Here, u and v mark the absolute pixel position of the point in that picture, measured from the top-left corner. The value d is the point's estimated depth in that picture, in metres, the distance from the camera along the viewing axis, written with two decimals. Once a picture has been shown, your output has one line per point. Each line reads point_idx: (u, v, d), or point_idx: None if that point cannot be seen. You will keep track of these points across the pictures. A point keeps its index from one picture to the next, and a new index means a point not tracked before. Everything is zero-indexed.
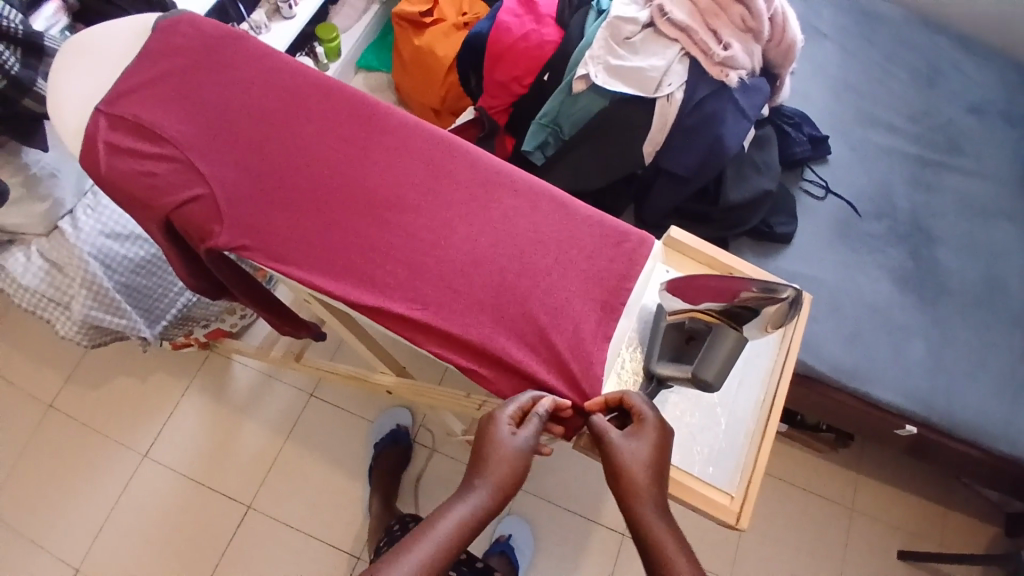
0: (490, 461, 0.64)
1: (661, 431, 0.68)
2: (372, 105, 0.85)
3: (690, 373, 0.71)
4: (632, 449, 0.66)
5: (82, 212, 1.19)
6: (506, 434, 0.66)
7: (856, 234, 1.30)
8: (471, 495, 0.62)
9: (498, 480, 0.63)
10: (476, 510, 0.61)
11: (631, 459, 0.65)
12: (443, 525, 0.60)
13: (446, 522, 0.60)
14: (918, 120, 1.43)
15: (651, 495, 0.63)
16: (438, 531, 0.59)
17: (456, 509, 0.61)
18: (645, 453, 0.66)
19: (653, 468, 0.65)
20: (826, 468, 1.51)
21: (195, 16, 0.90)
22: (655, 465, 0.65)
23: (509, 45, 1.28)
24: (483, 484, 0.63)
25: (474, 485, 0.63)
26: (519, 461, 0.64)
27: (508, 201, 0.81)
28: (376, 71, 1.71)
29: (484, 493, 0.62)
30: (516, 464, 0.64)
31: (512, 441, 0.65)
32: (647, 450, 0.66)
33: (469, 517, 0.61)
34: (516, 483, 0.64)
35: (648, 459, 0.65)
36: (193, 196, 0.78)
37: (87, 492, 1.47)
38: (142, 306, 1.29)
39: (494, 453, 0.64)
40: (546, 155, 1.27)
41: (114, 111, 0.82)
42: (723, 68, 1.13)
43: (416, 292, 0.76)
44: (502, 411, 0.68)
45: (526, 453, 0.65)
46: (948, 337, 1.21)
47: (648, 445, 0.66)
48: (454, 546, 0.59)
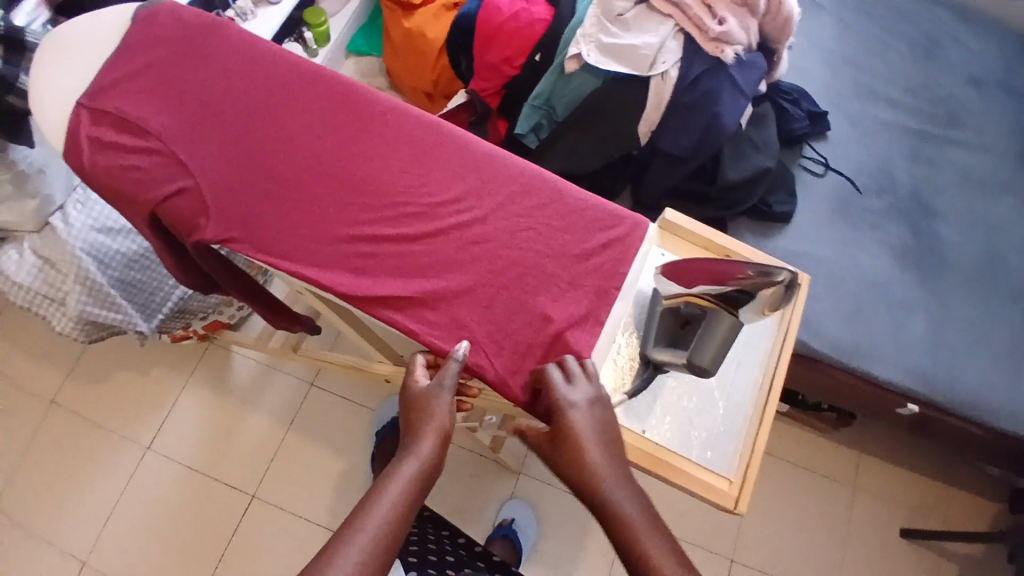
0: (419, 417, 0.67)
1: (586, 415, 0.66)
2: (358, 90, 0.83)
3: (686, 358, 0.70)
4: (559, 442, 0.66)
5: (72, 208, 1.19)
6: (421, 386, 0.70)
7: (856, 211, 1.28)
8: (417, 452, 0.65)
9: (433, 428, 0.66)
10: (423, 466, 0.64)
11: (562, 452, 0.65)
12: (396, 488, 0.63)
13: (392, 489, 0.62)
14: (917, 92, 1.40)
15: (609, 476, 0.63)
16: (389, 499, 0.62)
17: (402, 472, 0.63)
18: (571, 442, 0.65)
19: (586, 451, 0.64)
20: (828, 446, 1.51)
21: (175, 4, 0.88)
22: (592, 449, 0.65)
23: (499, 25, 1.26)
24: (422, 442, 0.65)
25: (418, 441, 0.65)
26: (444, 408, 0.67)
27: (499, 187, 0.80)
28: (367, 55, 1.69)
29: (424, 449, 0.65)
30: (442, 412, 0.67)
31: (430, 392, 0.69)
32: (567, 441, 0.65)
33: (417, 475, 0.64)
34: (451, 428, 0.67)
35: (573, 447, 0.65)
36: (178, 189, 0.76)
37: (91, 485, 1.47)
38: (138, 300, 1.27)
39: (420, 408, 0.68)
40: (540, 137, 1.25)
41: (96, 105, 0.81)
42: (718, 44, 1.11)
43: (407, 283, 0.75)
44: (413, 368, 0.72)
45: (447, 399, 0.68)
46: (949, 313, 1.20)
47: (569, 431, 0.65)
48: (408, 510, 0.62)
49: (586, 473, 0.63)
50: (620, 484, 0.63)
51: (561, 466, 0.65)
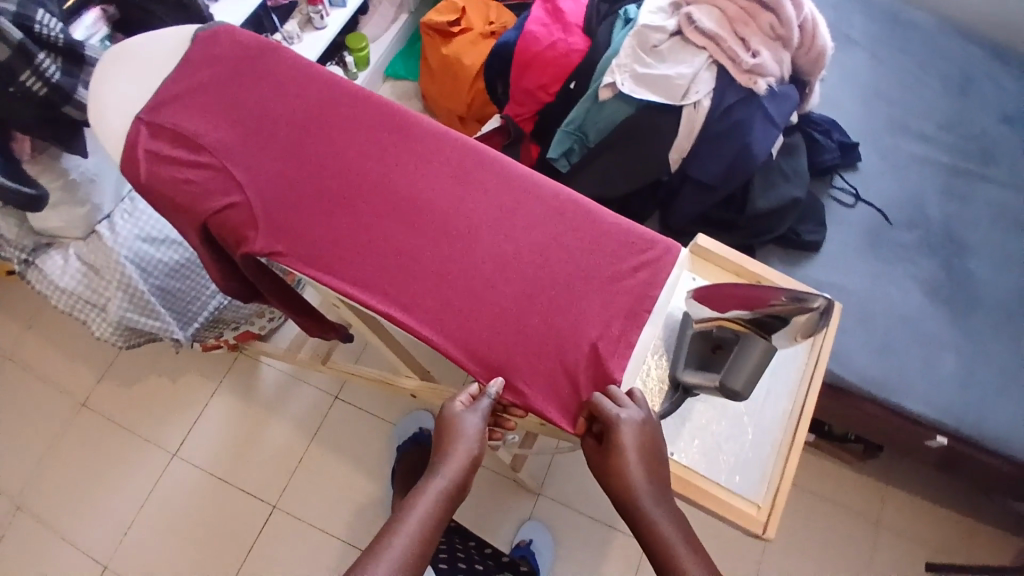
0: (450, 440, 0.72)
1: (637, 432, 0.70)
2: (402, 113, 0.86)
3: (719, 381, 0.71)
4: (608, 456, 0.70)
5: (120, 217, 1.23)
6: (458, 411, 0.74)
7: (886, 243, 1.28)
8: (445, 471, 0.69)
9: (462, 451, 0.71)
10: (449, 485, 0.69)
11: (607, 466, 0.70)
12: (422, 503, 0.67)
13: (421, 505, 0.67)
14: (951, 128, 1.40)
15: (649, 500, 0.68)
16: (416, 513, 0.66)
17: (430, 490, 0.68)
18: (617, 456, 0.69)
19: (630, 468, 0.69)
20: (853, 479, 1.49)
21: (233, 27, 0.92)
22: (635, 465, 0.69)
23: (536, 52, 1.29)
24: (450, 462, 0.70)
25: (446, 462, 0.70)
26: (476, 433, 0.72)
27: (535, 209, 0.82)
28: (403, 79, 1.74)
29: (452, 468, 0.69)
30: (473, 437, 0.72)
31: (463, 418, 0.73)
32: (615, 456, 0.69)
33: (443, 493, 0.68)
34: (479, 453, 0.71)
35: (619, 462, 0.69)
36: (229, 203, 0.80)
37: (118, 487, 1.50)
38: (176, 308, 1.31)
39: (452, 433, 0.72)
40: (571, 161, 1.27)
41: (154, 120, 0.85)
42: (751, 76, 1.13)
43: (442, 299, 0.77)
44: (455, 396, 0.76)
45: (477, 425, 0.73)
46: (980, 349, 1.19)
47: (617, 448, 0.70)
48: (433, 526, 0.66)
49: (627, 486, 0.68)
50: (656, 501, 0.68)
51: (607, 476, 0.70)
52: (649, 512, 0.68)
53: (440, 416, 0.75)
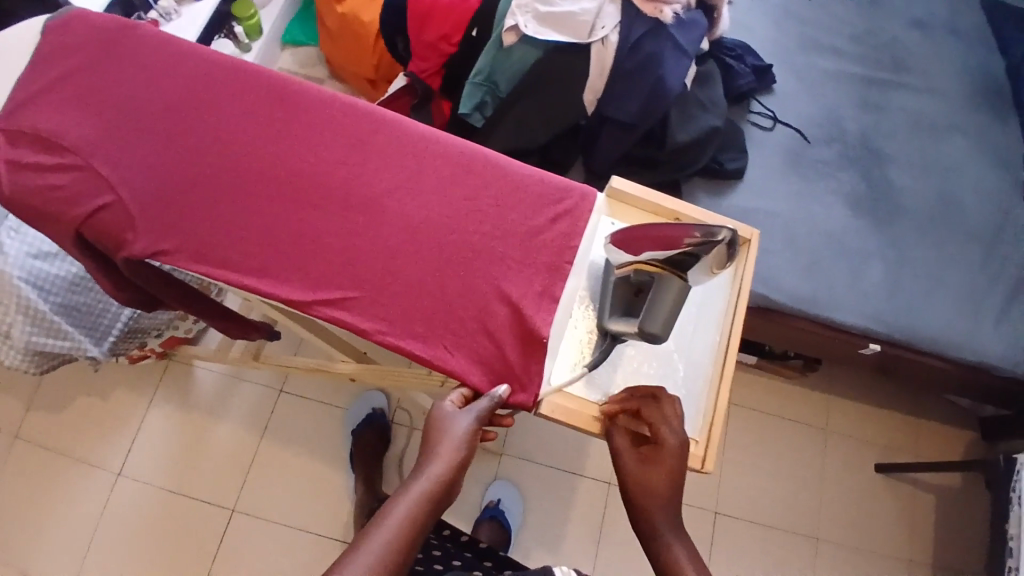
0: (436, 440, 0.67)
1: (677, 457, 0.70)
2: (284, 83, 0.79)
3: (638, 326, 0.69)
4: (644, 471, 0.71)
5: (4, 235, 1.10)
6: (447, 411, 0.70)
7: (807, 161, 1.29)
8: (428, 472, 0.65)
9: (447, 454, 0.66)
10: (431, 485, 0.64)
11: (641, 479, 0.71)
12: (401, 508, 0.63)
13: (402, 506, 0.63)
14: (862, 39, 1.41)
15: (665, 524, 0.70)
16: (396, 514, 0.62)
17: (410, 490, 0.64)
18: (655, 474, 0.70)
19: (663, 490, 0.70)
20: (800, 394, 1.53)
21: (85, 10, 0.83)
22: (672, 487, 0.70)
23: (432, 2, 1.22)
24: (433, 462, 0.66)
25: (430, 463, 0.66)
26: (463, 435, 0.67)
27: (440, 170, 0.77)
28: (304, 46, 1.64)
29: (433, 469, 0.65)
30: (460, 438, 0.67)
31: (455, 418, 0.69)
32: (659, 475, 0.70)
33: (425, 494, 0.64)
34: (467, 454, 0.67)
35: (660, 482, 0.70)
36: (101, 204, 0.73)
37: (63, 514, 1.44)
38: (85, 324, 1.21)
39: (439, 432, 0.68)
40: (485, 115, 1.21)
41: (8, 124, 0.77)
42: (656, 5, 1.10)
43: (352, 276, 0.73)
44: (446, 397, 0.71)
45: (469, 428, 0.68)
46: (905, 255, 1.22)
47: (657, 467, 0.70)
48: (414, 530, 0.63)
49: (656, 512, 0.70)
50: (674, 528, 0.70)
51: (636, 498, 0.71)
52: (665, 540, 0.70)
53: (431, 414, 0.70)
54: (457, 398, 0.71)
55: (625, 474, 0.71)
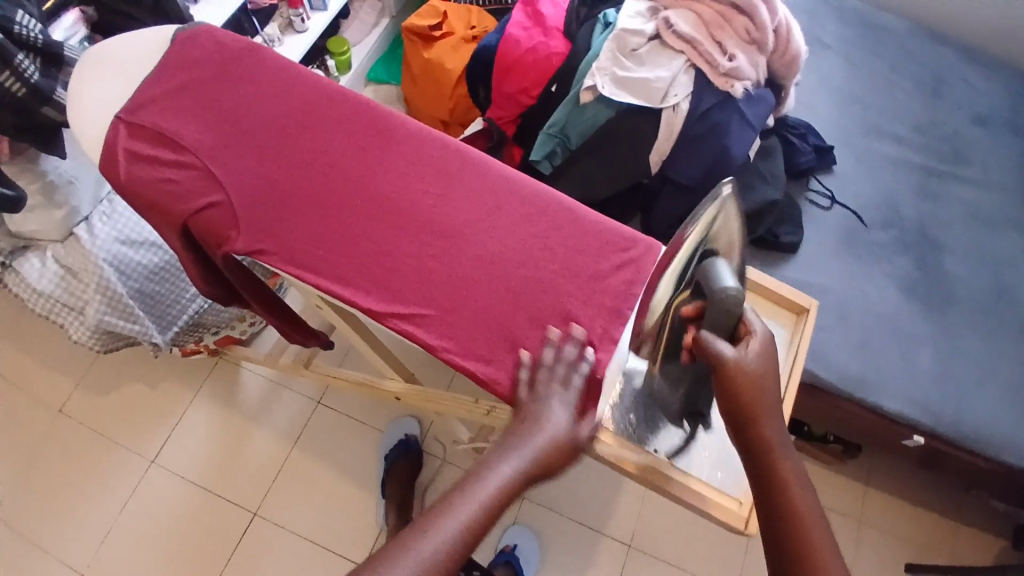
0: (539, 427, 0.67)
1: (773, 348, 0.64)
2: (383, 113, 0.86)
3: (717, 296, 0.62)
4: (746, 363, 0.62)
5: (98, 219, 1.21)
6: (558, 403, 0.69)
7: (862, 243, 1.31)
8: (525, 455, 0.65)
9: (549, 446, 0.66)
10: (523, 470, 0.64)
11: (739, 372, 0.62)
12: (490, 484, 0.62)
13: (498, 477, 0.63)
14: (923, 130, 1.44)
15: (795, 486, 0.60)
16: (485, 489, 0.62)
17: (503, 470, 0.63)
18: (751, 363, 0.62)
19: (763, 380, 0.62)
20: (833, 478, 1.51)
21: (213, 28, 0.92)
22: (769, 383, 0.63)
23: (516, 58, 1.29)
24: (530, 444, 0.65)
25: (528, 445, 0.65)
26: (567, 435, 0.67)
27: (517, 208, 0.82)
28: (385, 83, 1.74)
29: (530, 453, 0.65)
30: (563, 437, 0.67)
31: (563, 412, 0.69)
32: (757, 365, 0.62)
33: (514, 478, 0.63)
34: (563, 458, 0.67)
35: (758, 376, 0.62)
36: (211, 202, 0.80)
37: (97, 495, 1.48)
38: (155, 312, 1.28)
39: (547, 418, 0.68)
40: (554, 164, 1.28)
41: (134, 119, 0.84)
42: (728, 79, 1.15)
43: (427, 297, 0.77)
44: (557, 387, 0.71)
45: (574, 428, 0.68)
46: (955, 345, 1.22)
47: (754, 357, 0.63)
48: (496, 507, 0.62)
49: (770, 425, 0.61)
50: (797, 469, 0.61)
51: (745, 399, 0.62)
52: (777, 460, 0.61)
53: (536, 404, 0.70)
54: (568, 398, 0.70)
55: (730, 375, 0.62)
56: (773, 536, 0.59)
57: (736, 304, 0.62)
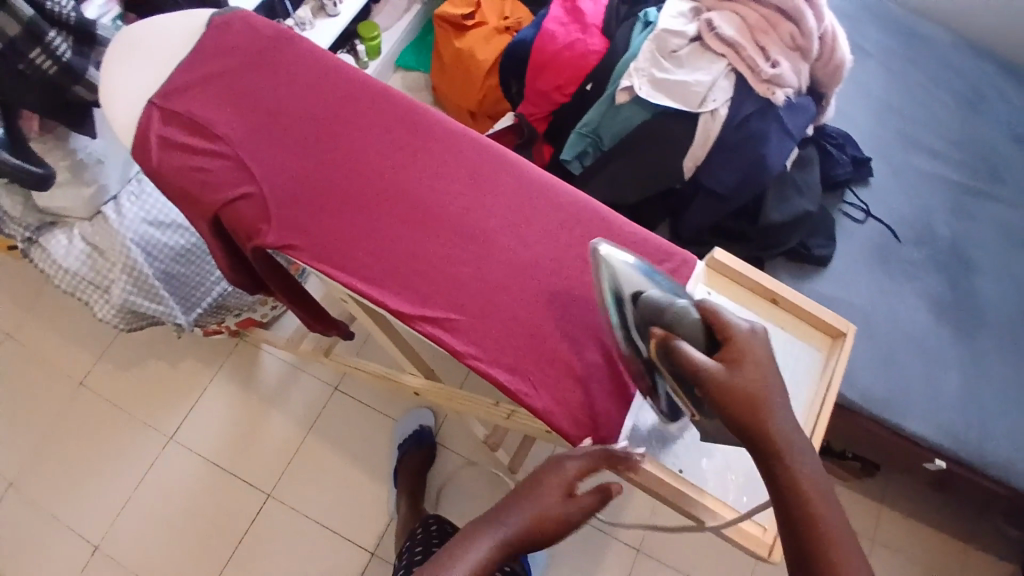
0: (525, 499, 0.68)
1: (755, 340, 0.63)
2: (419, 111, 0.85)
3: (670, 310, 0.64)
4: (734, 372, 0.60)
5: (126, 198, 1.21)
6: (557, 477, 0.69)
7: (895, 260, 1.28)
8: (507, 527, 0.66)
9: (537, 519, 0.67)
10: (504, 541, 0.66)
11: (734, 382, 0.59)
12: (470, 554, 0.65)
13: (479, 546, 0.65)
14: (962, 145, 1.40)
15: (825, 513, 0.57)
16: (467, 558, 0.64)
17: (483, 539, 0.66)
18: (744, 366, 0.61)
19: (759, 381, 0.60)
20: (848, 494, 1.49)
21: (250, 13, 0.90)
22: (768, 383, 0.61)
23: (552, 55, 1.27)
24: (512, 516, 0.67)
25: (511, 517, 0.67)
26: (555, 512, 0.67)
27: (551, 215, 0.81)
28: (414, 70, 1.72)
29: (511, 524, 0.67)
30: (551, 513, 0.67)
31: (555, 483, 0.68)
32: (747, 365, 0.61)
33: (493, 549, 0.65)
34: (549, 529, 0.67)
35: (750, 377, 0.60)
36: (243, 194, 0.79)
37: (113, 468, 1.50)
38: (179, 294, 1.29)
39: (536, 491, 0.68)
40: (584, 164, 1.26)
41: (167, 105, 0.84)
42: (770, 86, 1.12)
43: (456, 302, 0.76)
44: (563, 462, 0.69)
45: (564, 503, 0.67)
46: (983, 371, 1.19)
47: (742, 357, 0.61)
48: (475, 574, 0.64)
49: (785, 437, 0.59)
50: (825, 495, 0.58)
51: (749, 404, 0.59)
52: (793, 463, 0.58)
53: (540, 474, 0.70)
54: (576, 469, 0.69)
55: (724, 379, 0.59)
56: (800, 559, 0.57)
57: (685, 309, 0.64)
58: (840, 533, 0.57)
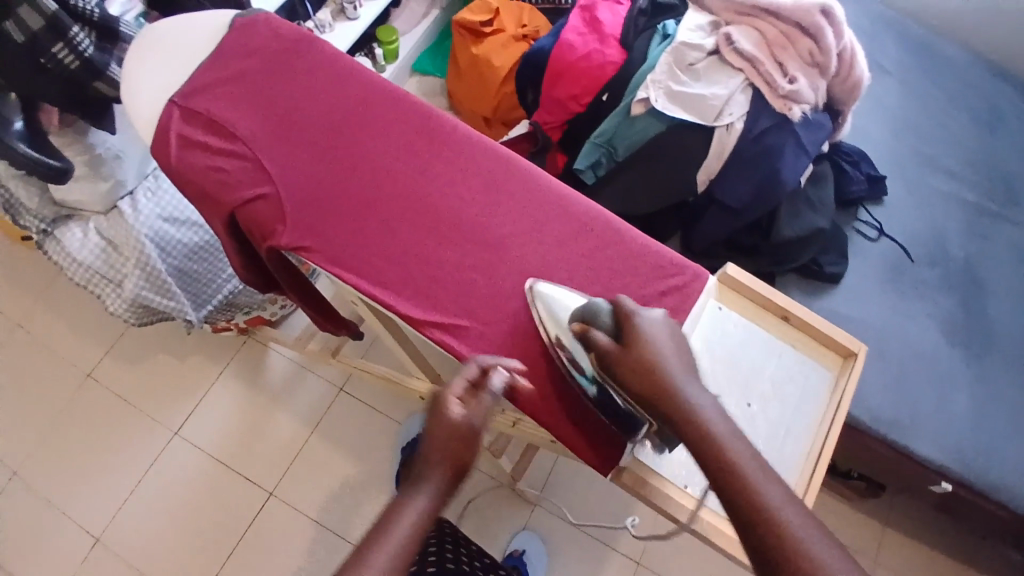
0: (434, 445, 0.63)
1: (652, 319, 0.68)
2: (436, 118, 0.85)
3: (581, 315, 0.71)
4: (634, 349, 0.66)
5: (142, 194, 1.23)
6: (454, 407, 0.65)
7: (908, 279, 1.28)
8: (430, 485, 0.62)
9: (452, 463, 0.63)
10: (434, 501, 0.61)
11: (636, 360, 0.65)
12: (401, 526, 0.58)
13: (411, 512, 0.59)
14: (978, 166, 1.39)
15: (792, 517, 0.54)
16: (397, 534, 0.58)
17: (413, 507, 0.60)
18: (646, 344, 0.66)
19: (658, 355, 0.65)
20: (853, 513, 1.48)
21: (272, 16, 0.91)
22: (671, 358, 0.65)
23: (569, 64, 1.28)
24: (433, 473, 0.62)
25: (431, 473, 0.62)
26: (467, 448, 0.64)
27: (565, 225, 0.81)
28: (430, 75, 1.73)
29: (434, 480, 0.62)
30: (463, 451, 0.64)
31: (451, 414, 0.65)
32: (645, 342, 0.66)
33: (426, 510, 0.60)
34: (465, 461, 0.63)
35: (649, 352, 0.65)
36: (259, 195, 0.80)
37: (118, 461, 1.51)
38: (191, 290, 1.30)
39: (436, 430, 0.64)
40: (597, 174, 1.24)
41: (187, 104, 0.84)
42: (787, 102, 1.12)
43: (466, 309, 0.76)
44: (449, 389, 0.66)
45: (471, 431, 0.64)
46: (994, 394, 1.18)
47: (641, 336, 0.66)
48: (414, 545, 0.58)
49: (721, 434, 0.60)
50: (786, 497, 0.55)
51: (655, 381, 0.64)
52: (727, 452, 0.58)
53: (433, 414, 0.65)
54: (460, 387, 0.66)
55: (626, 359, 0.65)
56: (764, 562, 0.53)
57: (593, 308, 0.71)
58: (808, 534, 0.53)
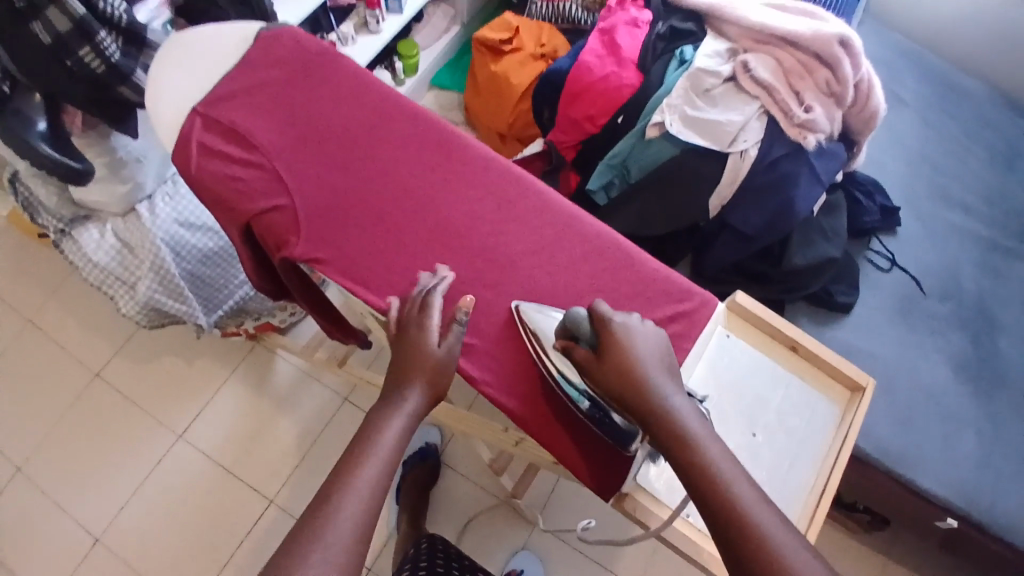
0: (411, 370, 0.70)
1: (625, 325, 0.69)
2: (452, 136, 0.86)
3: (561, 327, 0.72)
4: (607, 359, 0.67)
5: (161, 198, 1.25)
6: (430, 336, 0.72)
7: (919, 313, 1.27)
8: (407, 406, 0.68)
9: (429, 386, 0.70)
10: (412, 417, 0.68)
11: (613, 372, 0.66)
12: (383, 444, 0.65)
13: (392, 428, 0.66)
14: (994, 202, 1.39)
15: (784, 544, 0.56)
16: (379, 450, 0.64)
17: (392, 427, 0.66)
18: (625, 355, 0.67)
19: (631, 361, 0.67)
20: (856, 548, 1.46)
21: (297, 31, 0.92)
22: (648, 367, 0.67)
23: (587, 85, 1.29)
24: (408, 398, 0.68)
25: (408, 395, 0.69)
26: (443, 369, 0.71)
27: (576, 248, 0.81)
28: (448, 90, 1.75)
29: (411, 404, 0.68)
30: (439, 372, 0.71)
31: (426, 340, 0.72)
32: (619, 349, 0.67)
33: (404, 430, 0.67)
34: (441, 381, 0.71)
35: (624, 360, 0.67)
36: (275, 205, 0.81)
37: (120, 460, 1.51)
38: (202, 295, 1.32)
39: (412, 357, 0.70)
40: (610, 196, 1.26)
41: (210, 113, 0.86)
42: (802, 130, 1.11)
43: (474, 326, 0.77)
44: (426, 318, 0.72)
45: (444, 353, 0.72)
46: (1004, 433, 1.16)
47: (615, 343, 0.68)
48: (395, 459, 0.64)
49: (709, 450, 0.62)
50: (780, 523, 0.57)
51: (632, 394, 0.65)
52: (721, 474, 0.60)
53: (408, 341, 0.72)
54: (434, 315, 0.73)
55: (602, 370, 0.67)
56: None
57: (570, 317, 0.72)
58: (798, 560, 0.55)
